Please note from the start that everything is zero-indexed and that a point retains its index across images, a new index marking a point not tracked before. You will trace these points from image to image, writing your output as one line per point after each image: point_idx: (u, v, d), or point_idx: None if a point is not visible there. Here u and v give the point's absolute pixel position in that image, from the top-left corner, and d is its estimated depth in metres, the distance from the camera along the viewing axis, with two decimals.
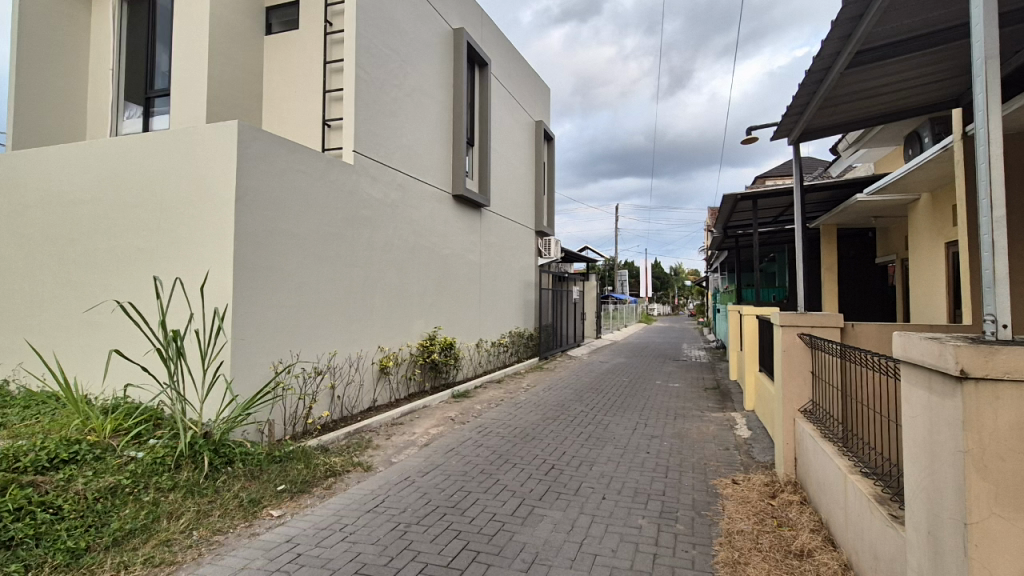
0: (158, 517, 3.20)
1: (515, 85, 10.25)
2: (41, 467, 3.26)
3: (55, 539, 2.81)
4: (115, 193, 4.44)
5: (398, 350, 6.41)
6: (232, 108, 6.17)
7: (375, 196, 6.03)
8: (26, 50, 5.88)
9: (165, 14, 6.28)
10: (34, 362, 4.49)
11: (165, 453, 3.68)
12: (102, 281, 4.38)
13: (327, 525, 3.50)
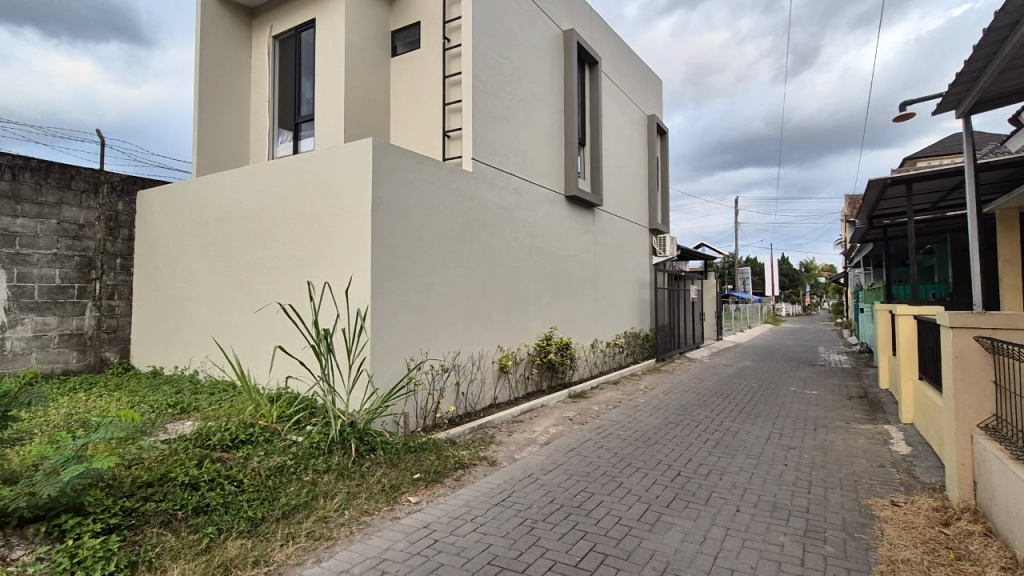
0: (317, 495, 3.58)
1: (626, 80, 10.01)
2: (226, 445, 3.81)
3: (239, 508, 3.26)
4: (276, 208, 5.06)
5: (516, 349, 6.57)
6: (365, 126, 6.74)
7: (493, 200, 6.24)
8: (204, 92, 6.93)
9: (309, 47, 7.05)
10: (217, 355, 5.25)
11: (320, 438, 4.12)
12: (267, 286, 5.02)
13: (460, 515, 3.68)
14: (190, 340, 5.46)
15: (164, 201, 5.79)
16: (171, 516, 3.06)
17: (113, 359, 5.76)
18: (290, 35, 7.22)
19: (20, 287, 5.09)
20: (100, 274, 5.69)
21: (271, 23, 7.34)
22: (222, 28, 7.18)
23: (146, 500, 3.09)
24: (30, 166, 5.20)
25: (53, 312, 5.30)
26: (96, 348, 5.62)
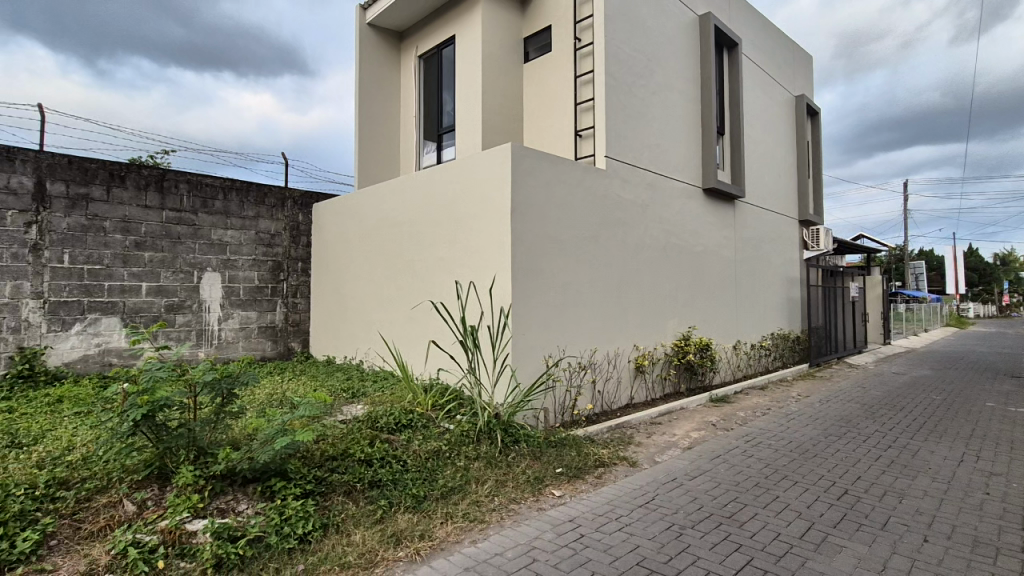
0: (470, 480, 3.83)
1: (770, 60, 9.19)
2: (392, 428, 4.24)
3: (405, 486, 3.60)
4: (426, 214, 5.49)
5: (653, 349, 6.40)
6: (501, 132, 7.03)
7: (627, 197, 6.13)
8: (362, 113, 7.77)
9: (450, 63, 7.54)
10: (380, 347, 5.87)
11: (469, 427, 4.40)
12: (420, 286, 5.47)
13: (603, 513, 3.68)
14: (357, 334, 6.16)
15: (333, 212, 6.60)
16: (352, 487, 3.46)
17: (297, 348, 6.70)
18: (433, 53, 7.79)
19: (230, 287, 6.11)
20: (287, 276, 6.63)
21: (416, 44, 7.98)
22: (376, 54, 7.98)
23: (332, 471, 3.51)
24: (236, 186, 6.19)
25: (254, 308, 6.29)
26: (284, 339, 6.58)
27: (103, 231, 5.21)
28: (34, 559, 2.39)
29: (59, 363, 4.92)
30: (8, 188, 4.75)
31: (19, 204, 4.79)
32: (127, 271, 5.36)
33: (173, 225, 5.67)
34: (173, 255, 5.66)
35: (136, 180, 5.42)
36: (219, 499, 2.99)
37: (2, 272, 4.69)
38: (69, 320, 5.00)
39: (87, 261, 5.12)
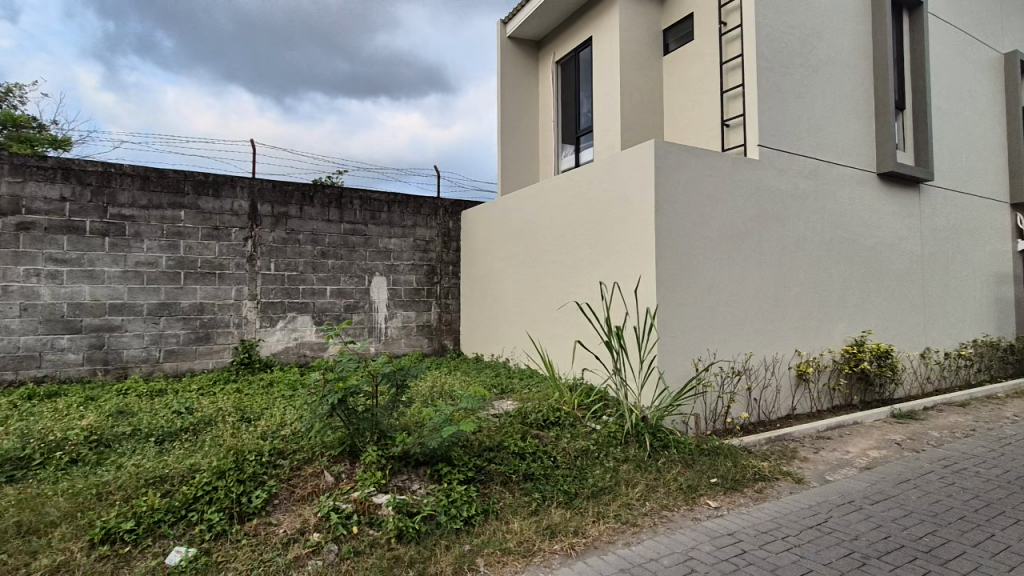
0: (620, 482, 3.80)
1: (967, 15, 7.72)
2: (542, 424, 4.39)
3: (557, 481, 3.69)
4: (569, 217, 5.58)
5: (818, 355, 5.77)
6: (640, 130, 6.88)
7: (784, 188, 5.58)
8: (504, 123, 8.16)
9: (588, 65, 7.56)
10: (526, 346, 6.11)
11: (616, 429, 4.38)
12: (564, 287, 5.59)
13: (767, 530, 3.41)
14: (504, 334, 6.49)
15: (479, 219, 7.03)
16: (508, 477, 3.64)
17: (450, 346, 7.25)
18: (570, 57, 7.90)
19: (393, 289, 6.80)
20: (440, 279, 7.19)
21: (554, 50, 8.16)
22: (516, 66, 8.33)
23: (490, 461, 3.73)
24: (398, 200, 6.87)
25: (413, 308, 6.94)
26: (439, 337, 7.16)
27: (298, 243, 6.14)
28: (264, 513, 2.86)
29: (268, 353, 5.91)
30: (232, 210, 5.77)
31: (239, 223, 5.81)
32: (316, 277, 6.25)
33: (350, 236, 6.49)
34: (349, 262, 6.48)
35: (321, 199, 6.29)
36: (397, 478, 3.34)
37: (230, 278, 5.75)
38: (274, 317, 5.98)
39: (287, 268, 6.07)
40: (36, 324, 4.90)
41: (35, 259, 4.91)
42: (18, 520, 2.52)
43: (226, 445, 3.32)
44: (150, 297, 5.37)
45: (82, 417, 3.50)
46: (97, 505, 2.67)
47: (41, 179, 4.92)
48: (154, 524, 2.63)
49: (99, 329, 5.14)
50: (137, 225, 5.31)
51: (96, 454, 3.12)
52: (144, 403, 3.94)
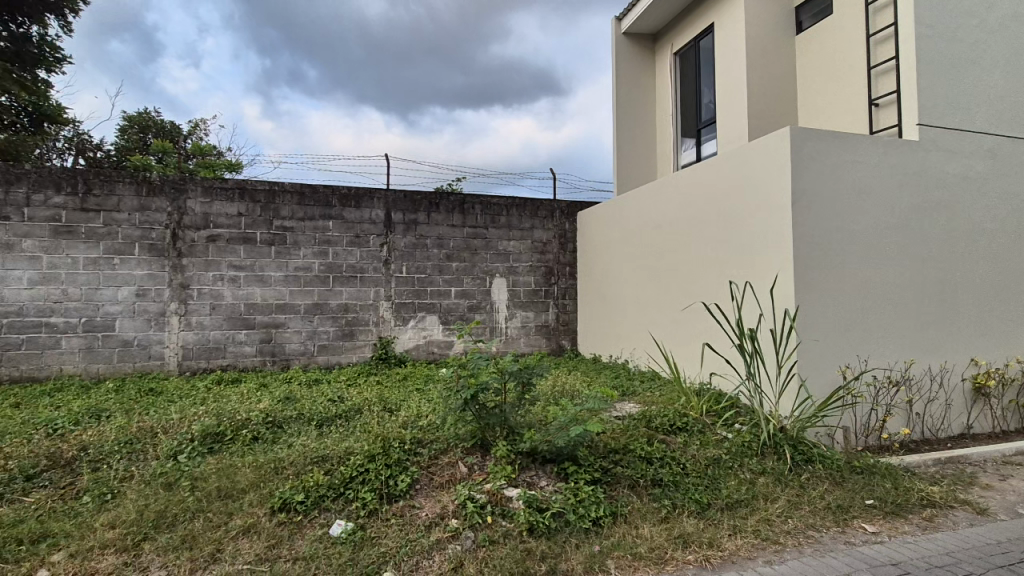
0: (757, 495, 3.54)
1: None
2: (668, 429, 4.25)
3: (687, 489, 3.54)
4: (692, 214, 5.35)
5: (1002, 365, 4.91)
6: (771, 118, 6.37)
7: (954, 171, 4.81)
8: (619, 121, 8.04)
9: (710, 53, 7.16)
10: (647, 347, 5.96)
11: (751, 438, 4.09)
12: (688, 287, 5.36)
13: (943, 564, 2.95)
14: (623, 335, 6.39)
15: (595, 220, 6.99)
16: (635, 481, 3.56)
17: (567, 346, 7.30)
18: (690, 46, 7.56)
19: (512, 290, 7.00)
20: (557, 280, 7.26)
21: (671, 41, 7.87)
22: (631, 62, 8.17)
23: (616, 463, 3.68)
24: (516, 203, 7.06)
25: (531, 309, 7.09)
26: (557, 337, 7.24)
27: (426, 247, 6.57)
28: (409, 497, 3.09)
29: (401, 350, 6.42)
30: (370, 219, 6.33)
31: (376, 230, 6.36)
32: (442, 279, 6.64)
33: (472, 239, 6.80)
34: (472, 264, 6.79)
35: (446, 205, 6.68)
36: (526, 473, 3.43)
37: (369, 281, 6.32)
38: (407, 316, 6.47)
39: (416, 271, 6.53)
40: (222, 320, 5.78)
41: (219, 266, 5.78)
42: (217, 485, 2.92)
43: (373, 432, 3.65)
44: (306, 298, 6.08)
45: (259, 401, 4.05)
46: (275, 477, 3.05)
47: (224, 197, 5.78)
48: (319, 498, 2.95)
49: (267, 326, 5.93)
50: (294, 235, 6.04)
51: (271, 433, 3.58)
52: (305, 391, 4.48)
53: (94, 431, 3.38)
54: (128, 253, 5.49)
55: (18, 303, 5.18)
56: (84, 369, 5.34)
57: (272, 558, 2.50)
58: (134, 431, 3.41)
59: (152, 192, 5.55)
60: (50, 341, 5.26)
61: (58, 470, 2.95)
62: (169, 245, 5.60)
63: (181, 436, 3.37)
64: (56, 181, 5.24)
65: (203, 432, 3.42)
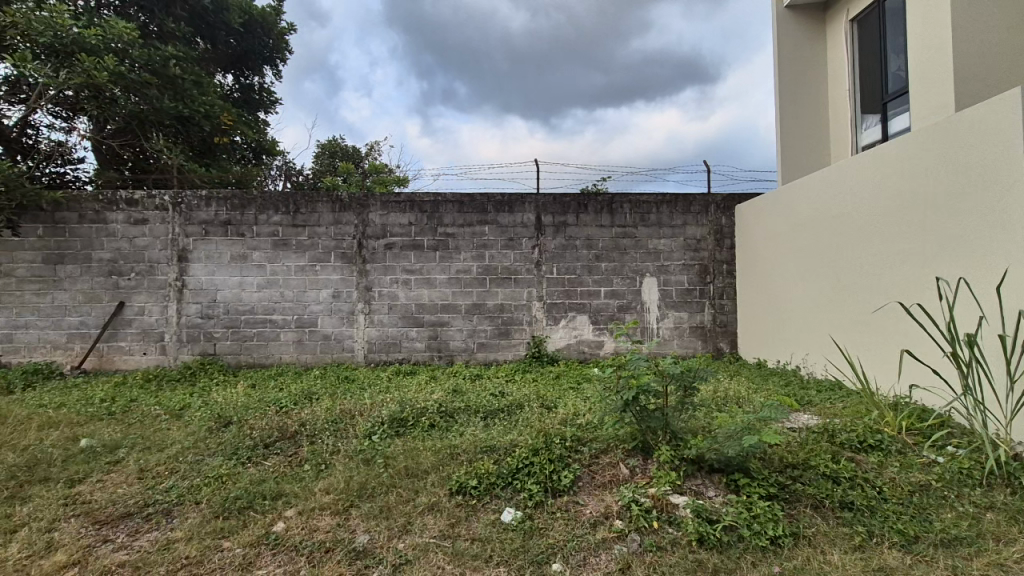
0: (985, 533, 2.89)
1: None
2: (856, 446, 3.74)
3: (887, 517, 3.03)
4: (882, 197, 4.60)
5: None
6: (987, 79, 5.25)
7: None
8: (783, 104, 7.30)
9: (898, 14, 6.13)
10: (827, 353, 5.31)
11: (972, 465, 3.41)
12: (878, 283, 4.65)
13: None
14: (796, 338, 5.78)
15: (758, 211, 6.42)
16: (819, 501, 3.18)
17: (726, 349, 6.85)
18: (871, 9, 6.56)
19: (664, 290, 6.75)
20: (713, 278, 6.83)
21: (846, 7, 6.91)
22: (797, 37, 7.37)
23: (796, 480, 3.34)
24: (667, 200, 6.78)
25: (685, 309, 6.77)
26: (714, 339, 6.83)
27: (576, 248, 6.64)
28: (573, 493, 3.15)
29: (553, 349, 6.58)
30: (522, 223, 6.59)
31: (528, 233, 6.60)
32: (592, 279, 6.66)
33: (621, 239, 6.71)
34: (621, 264, 6.70)
35: (595, 206, 6.68)
36: (691, 481, 3.28)
37: (522, 282, 6.59)
38: (558, 316, 6.61)
39: (566, 272, 6.64)
40: (397, 319, 6.49)
41: (395, 270, 6.49)
42: (405, 465, 3.28)
43: (535, 428, 3.80)
44: (466, 298, 6.54)
45: (434, 392, 4.48)
46: (451, 463, 3.33)
47: (397, 209, 6.48)
48: (491, 486, 3.15)
49: (434, 324, 6.51)
50: (456, 241, 6.54)
51: (445, 422, 3.93)
52: (470, 384, 4.83)
53: (310, 410, 4.03)
54: (325, 260, 6.43)
55: (250, 303, 6.37)
56: (296, 358, 6.39)
57: (453, 535, 2.72)
58: (338, 412, 3.99)
59: (343, 208, 6.43)
60: (272, 334, 6.38)
61: (288, 440, 3.56)
62: (355, 253, 6.45)
63: (375, 419, 3.87)
64: (274, 204, 6.35)
65: (392, 418, 3.86)
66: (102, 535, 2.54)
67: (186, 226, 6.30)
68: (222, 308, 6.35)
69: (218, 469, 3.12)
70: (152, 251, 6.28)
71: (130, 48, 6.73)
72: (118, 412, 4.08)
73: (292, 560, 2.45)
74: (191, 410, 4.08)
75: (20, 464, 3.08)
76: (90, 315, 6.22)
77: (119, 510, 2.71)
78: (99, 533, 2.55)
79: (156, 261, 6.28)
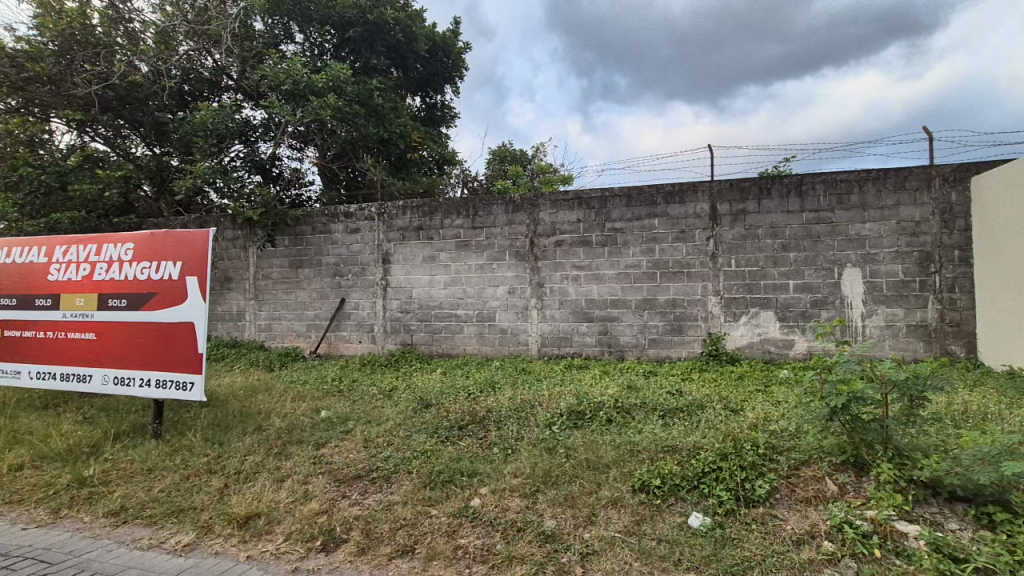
0: None
1: None
2: None
3: None
4: None
5: None
6: None
7: None
8: None
9: None
10: None
11: None
12: None
13: None
14: None
15: (1006, 180, 5.09)
16: None
17: (959, 353, 5.61)
18: None
19: (872, 282, 5.79)
20: (939, 267, 5.64)
21: None
22: None
23: None
24: (872, 176, 5.80)
25: (900, 304, 5.72)
26: (941, 340, 5.65)
27: (758, 237, 6.06)
28: (769, 505, 2.87)
29: (733, 347, 6.11)
30: (695, 213, 6.23)
31: (702, 224, 6.21)
32: (778, 271, 6.02)
33: (813, 225, 5.94)
34: (814, 253, 5.93)
35: (780, 189, 6.02)
36: (924, 508, 2.74)
37: (697, 276, 6.23)
38: (738, 312, 6.12)
39: (747, 264, 6.09)
40: (568, 314, 6.63)
41: (565, 266, 6.64)
42: (587, 457, 3.34)
43: (721, 431, 3.56)
44: (636, 293, 6.41)
45: (608, 387, 4.49)
46: (632, 459, 3.30)
47: (565, 207, 6.63)
48: (675, 488, 3.03)
49: (605, 319, 6.51)
50: (624, 235, 6.45)
51: (622, 418, 3.91)
52: (645, 381, 4.73)
53: (495, 398, 4.34)
54: (501, 259, 6.86)
55: (439, 299, 7.09)
56: (478, 349, 6.94)
57: (638, 533, 2.68)
58: (520, 402, 4.23)
59: (516, 209, 6.79)
60: (457, 327, 7.02)
61: (478, 424, 3.88)
62: (528, 250, 6.75)
63: (554, 410, 4.02)
64: (457, 209, 6.98)
65: (570, 411, 3.97)
66: (342, 491, 3.06)
67: (388, 232, 7.25)
68: (416, 304, 7.18)
69: (424, 445, 3.55)
70: (363, 255, 7.37)
71: (344, 86, 7.91)
72: (345, 390, 4.89)
73: (489, 533, 2.67)
74: (399, 392, 4.69)
75: (284, 427, 3.88)
76: (320, 310, 7.54)
77: (352, 472, 3.24)
78: (339, 489, 3.08)
79: (365, 264, 7.36)
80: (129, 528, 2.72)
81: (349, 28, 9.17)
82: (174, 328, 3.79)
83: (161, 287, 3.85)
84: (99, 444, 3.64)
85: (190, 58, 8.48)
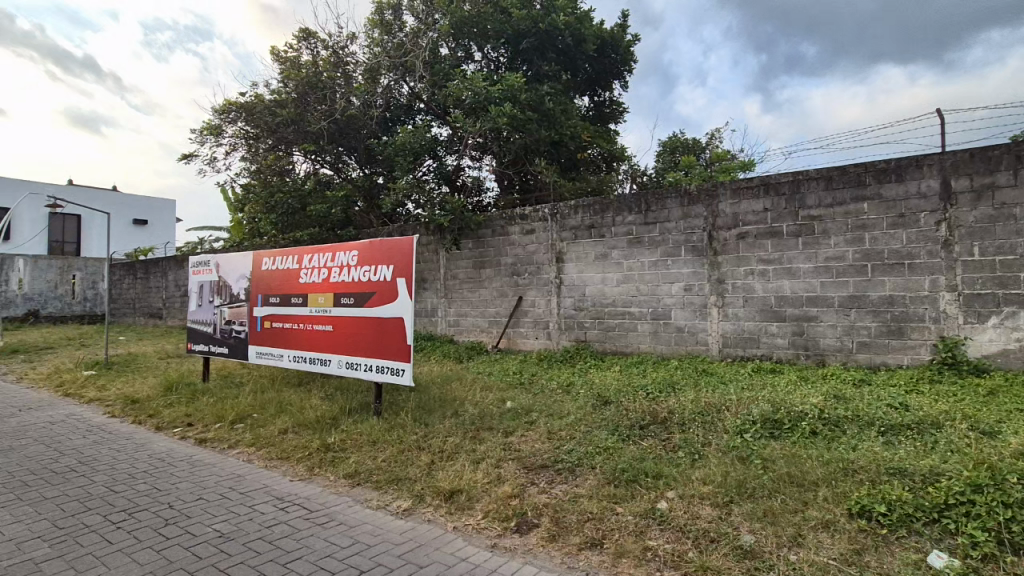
0: None
1: None
2: None
3: None
4: None
5: None
6: None
7: None
8: None
9: None
10: None
11: None
12: None
13: None
14: None
15: None
16: None
17: None
18: None
19: None
20: None
21: None
22: None
23: None
24: None
25: None
26: None
27: (1014, 218, 4.83)
28: None
29: (979, 355, 4.96)
30: (921, 193, 5.20)
31: (930, 205, 5.16)
32: None
33: None
34: None
35: None
36: None
37: (922, 268, 5.19)
38: (985, 312, 4.95)
39: (999, 252, 4.89)
40: (755, 312, 6.07)
41: (749, 261, 6.10)
42: (788, 472, 3.01)
43: (971, 456, 2.91)
44: (840, 290, 5.59)
45: (810, 395, 4.00)
46: (847, 480, 2.89)
47: (750, 196, 6.09)
48: (907, 518, 2.57)
49: (800, 319, 5.81)
50: (824, 224, 5.67)
51: (830, 431, 3.45)
52: (856, 390, 4.11)
53: (677, 399, 4.17)
54: (677, 254, 6.56)
55: (612, 297, 7.07)
56: (653, 348, 6.74)
57: (860, 564, 2.31)
58: (704, 405, 4.01)
59: (692, 202, 6.43)
60: (631, 325, 6.92)
61: (660, 425, 3.78)
62: (707, 245, 6.35)
63: (746, 417, 3.72)
64: (628, 205, 6.88)
65: (763, 418, 3.65)
66: (531, 478, 3.24)
67: (560, 232, 7.46)
68: (589, 301, 7.25)
69: (605, 442, 3.57)
70: (537, 254, 7.70)
71: (518, 96, 8.36)
72: (527, 383, 5.16)
73: (680, 540, 2.57)
74: (578, 387, 4.80)
75: (476, 413, 4.25)
76: (500, 307, 8.08)
77: (539, 461, 3.41)
78: (528, 476, 3.26)
79: (540, 264, 7.67)
80: (362, 490, 3.24)
81: (521, 40, 9.65)
82: (388, 322, 4.41)
83: (379, 288, 4.51)
84: (337, 417, 4.41)
85: (389, 88, 9.70)
